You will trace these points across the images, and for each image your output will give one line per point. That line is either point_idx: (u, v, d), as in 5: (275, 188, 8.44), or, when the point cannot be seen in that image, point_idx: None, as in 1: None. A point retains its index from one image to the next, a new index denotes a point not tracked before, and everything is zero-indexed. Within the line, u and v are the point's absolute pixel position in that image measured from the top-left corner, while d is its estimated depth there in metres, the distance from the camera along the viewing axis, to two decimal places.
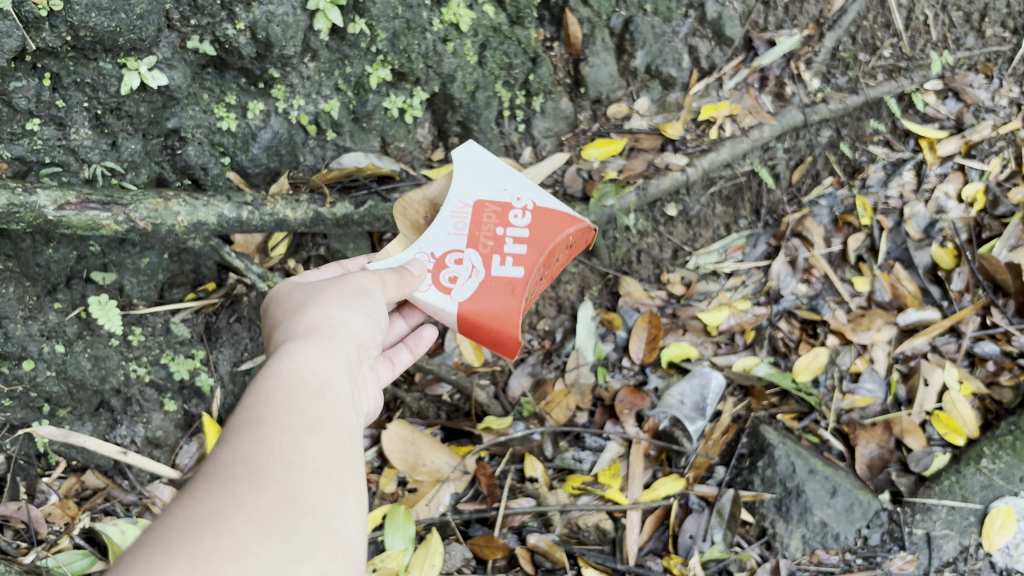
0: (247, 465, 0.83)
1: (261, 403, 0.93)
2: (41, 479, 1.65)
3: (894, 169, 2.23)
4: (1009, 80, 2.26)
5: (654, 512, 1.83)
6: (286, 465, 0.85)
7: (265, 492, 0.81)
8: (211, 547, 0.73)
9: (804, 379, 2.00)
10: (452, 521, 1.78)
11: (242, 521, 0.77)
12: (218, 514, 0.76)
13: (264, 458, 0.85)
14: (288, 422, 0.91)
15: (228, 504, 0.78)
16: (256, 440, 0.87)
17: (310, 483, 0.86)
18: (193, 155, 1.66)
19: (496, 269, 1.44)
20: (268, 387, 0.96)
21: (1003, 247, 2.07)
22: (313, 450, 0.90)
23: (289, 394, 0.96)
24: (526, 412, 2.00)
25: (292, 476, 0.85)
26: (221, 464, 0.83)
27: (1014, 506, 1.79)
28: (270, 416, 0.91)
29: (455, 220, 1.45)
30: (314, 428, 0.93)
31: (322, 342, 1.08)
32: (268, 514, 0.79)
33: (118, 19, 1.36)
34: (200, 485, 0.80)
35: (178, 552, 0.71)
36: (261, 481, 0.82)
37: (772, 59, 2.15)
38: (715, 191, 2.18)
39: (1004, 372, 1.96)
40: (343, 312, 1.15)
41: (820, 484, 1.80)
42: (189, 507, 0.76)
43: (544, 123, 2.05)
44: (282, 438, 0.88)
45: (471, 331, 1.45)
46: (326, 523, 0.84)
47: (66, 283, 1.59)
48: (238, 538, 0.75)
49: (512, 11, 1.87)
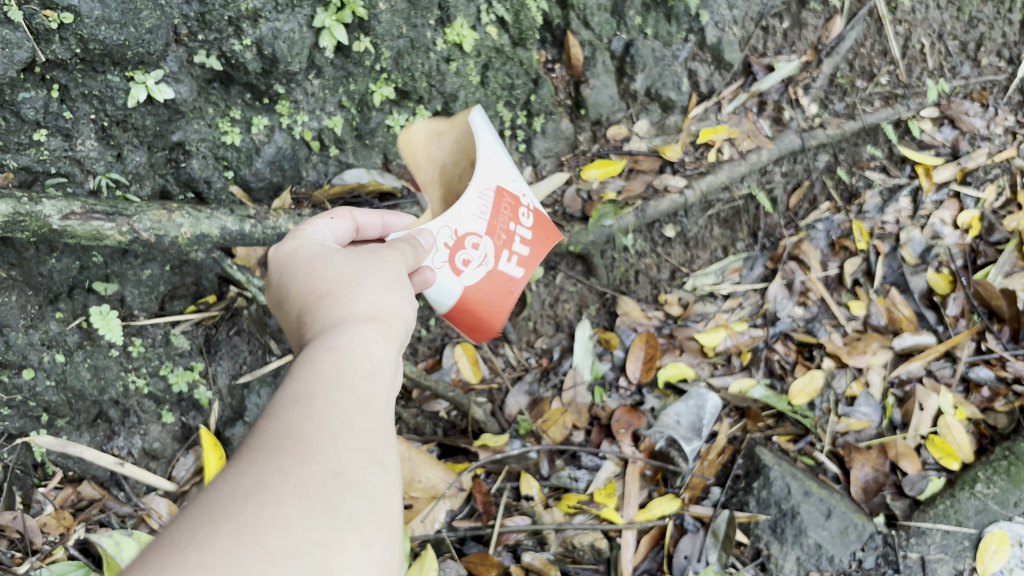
0: (294, 436, 0.74)
1: (311, 374, 0.83)
2: (36, 489, 1.65)
3: (890, 196, 2.24)
4: (1004, 110, 2.29)
5: (648, 532, 1.82)
6: (333, 438, 0.76)
7: (311, 464, 0.72)
8: (253, 519, 0.65)
9: (800, 402, 2.01)
10: (447, 538, 1.77)
11: (285, 491, 0.69)
12: (260, 486, 0.68)
13: (313, 430, 0.76)
14: (339, 395, 0.81)
15: (273, 475, 0.69)
16: (304, 410, 0.77)
17: (358, 457, 0.77)
18: (197, 168, 1.67)
19: (502, 264, 1.53)
20: (319, 359, 0.85)
21: (998, 274, 2.10)
22: (363, 428, 0.81)
23: (343, 368, 0.85)
24: (522, 429, 1.99)
25: (340, 450, 0.76)
26: (264, 436, 0.74)
27: (1008, 531, 1.80)
28: (322, 388, 0.81)
29: (483, 201, 1.45)
30: (365, 405, 0.83)
31: (380, 325, 0.95)
32: (315, 486, 0.71)
33: (127, 33, 1.38)
34: (245, 457, 0.71)
35: (220, 523, 0.64)
36: (309, 452, 0.73)
37: (770, 83, 2.19)
38: (713, 214, 2.21)
39: (999, 398, 1.97)
40: (397, 293, 1.02)
41: (815, 506, 1.80)
42: (230, 477, 0.69)
43: (545, 143, 2.08)
44: (333, 411, 0.79)
45: (461, 312, 1.57)
46: (373, 501, 0.76)
47: (68, 293, 1.60)
48: (281, 508, 0.67)
49: (515, 33, 1.90)
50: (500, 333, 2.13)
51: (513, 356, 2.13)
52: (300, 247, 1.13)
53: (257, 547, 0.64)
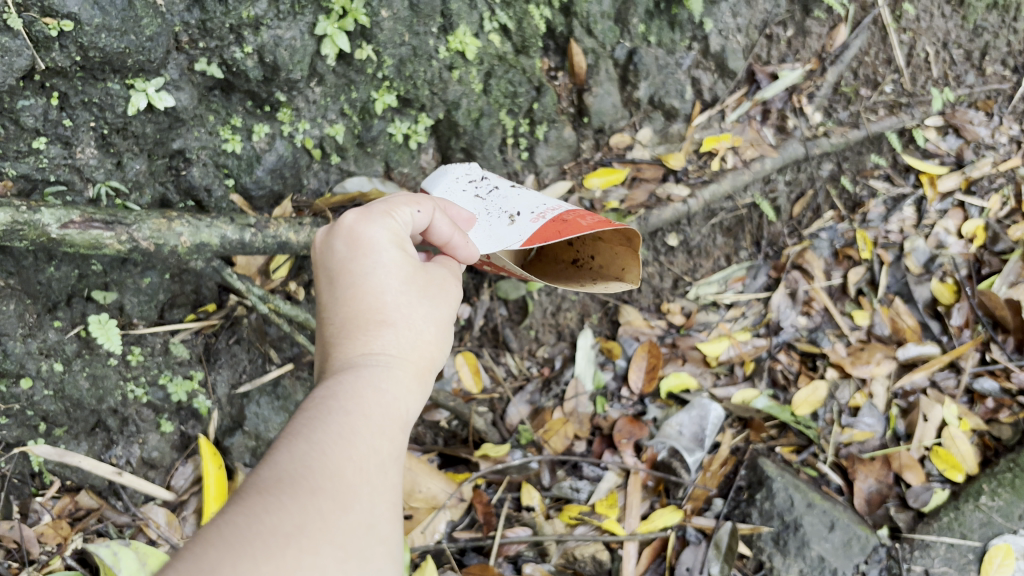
0: (338, 482, 0.85)
1: (360, 419, 0.95)
2: (34, 498, 1.65)
3: (894, 205, 2.24)
4: (1010, 118, 2.28)
5: (650, 544, 1.80)
6: (368, 488, 0.88)
7: (347, 513, 0.84)
8: (293, 566, 0.75)
9: (803, 413, 1.99)
10: (447, 549, 1.76)
11: (325, 542, 0.79)
12: (302, 528, 0.78)
13: (353, 477, 0.88)
14: (378, 445, 0.94)
15: (315, 520, 0.80)
16: (348, 454, 0.89)
17: (383, 509, 0.89)
18: (197, 176, 1.66)
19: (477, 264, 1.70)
20: (369, 401, 0.97)
21: (1003, 283, 2.08)
22: (391, 480, 0.94)
23: (385, 418, 0.98)
24: (523, 439, 1.97)
25: (372, 502, 0.88)
26: (312, 472, 0.84)
27: (1012, 544, 1.78)
28: (365, 434, 0.93)
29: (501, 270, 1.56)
30: (394, 457, 0.96)
31: (420, 380, 1.08)
32: (347, 538, 0.82)
33: (127, 41, 1.38)
34: (292, 488, 0.81)
35: (262, 564, 0.73)
36: (348, 501, 0.85)
37: (774, 92, 2.18)
38: (716, 223, 2.18)
39: (1003, 409, 1.96)
40: (442, 346, 1.15)
41: (818, 518, 1.79)
42: (276, 510, 0.78)
43: (547, 152, 2.05)
44: (372, 460, 0.91)
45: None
46: (388, 556, 0.88)
47: (67, 301, 1.58)
48: (317, 556, 0.78)
49: (518, 41, 1.89)
50: (502, 342, 2.12)
51: (515, 365, 2.12)
52: (379, 234, 1.13)
53: None
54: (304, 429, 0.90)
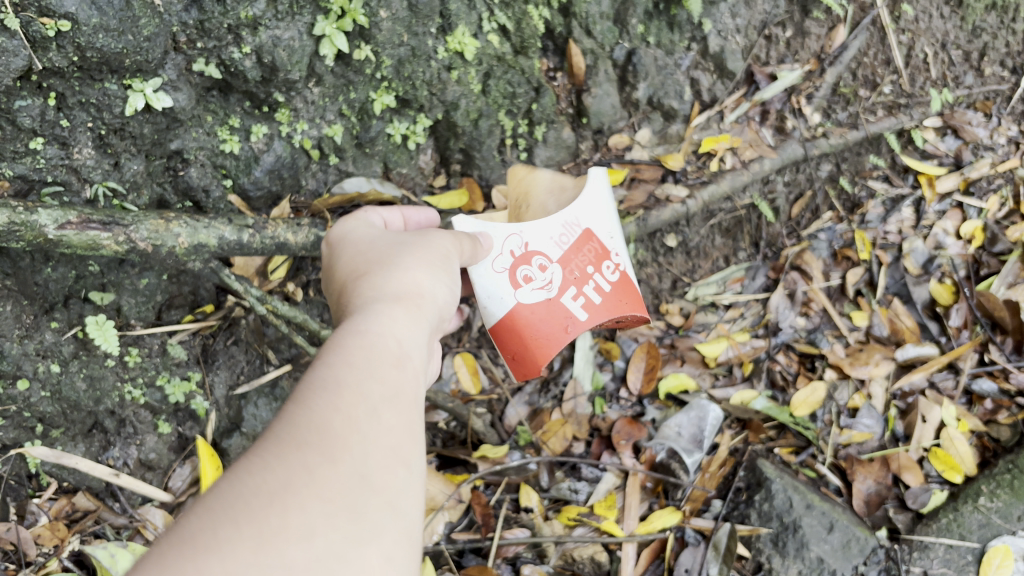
0: (325, 434, 0.81)
1: (345, 366, 0.91)
2: (30, 500, 1.64)
3: (893, 205, 2.24)
4: (1008, 119, 2.27)
5: (649, 545, 1.80)
6: (360, 438, 0.83)
7: (337, 466, 0.79)
8: (279, 526, 0.71)
9: (801, 414, 1.99)
10: (446, 550, 1.77)
11: (313, 497, 0.75)
12: (286, 487, 0.74)
13: (342, 428, 0.83)
14: (367, 389, 0.89)
15: (301, 476, 0.76)
16: (335, 404, 0.84)
17: (383, 458, 0.84)
18: (195, 176, 1.66)
19: (567, 298, 1.44)
20: (353, 349, 0.94)
21: (1001, 284, 2.09)
22: (389, 423, 0.88)
23: (374, 362, 0.94)
24: (522, 440, 1.98)
25: (366, 452, 0.82)
26: (296, 430, 0.80)
27: (1012, 545, 1.78)
28: (352, 379, 0.89)
29: (564, 231, 1.45)
30: (393, 397, 0.91)
31: (409, 310, 1.06)
32: (338, 491, 0.77)
33: (125, 41, 1.37)
34: (276, 449, 0.78)
35: (243, 528, 0.69)
36: (337, 454, 0.80)
37: (773, 92, 2.18)
38: (715, 224, 2.19)
39: (1001, 410, 1.96)
40: (429, 280, 1.15)
41: (817, 519, 1.78)
42: (259, 474, 0.75)
43: (546, 152, 2.05)
44: (362, 406, 0.86)
45: (507, 334, 1.46)
46: (394, 506, 0.82)
47: (64, 302, 1.58)
48: (306, 512, 0.73)
49: (516, 42, 1.89)
50: None
51: None
52: (354, 227, 1.33)
53: (283, 552, 0.69)
54: (292, 392, 0.87)
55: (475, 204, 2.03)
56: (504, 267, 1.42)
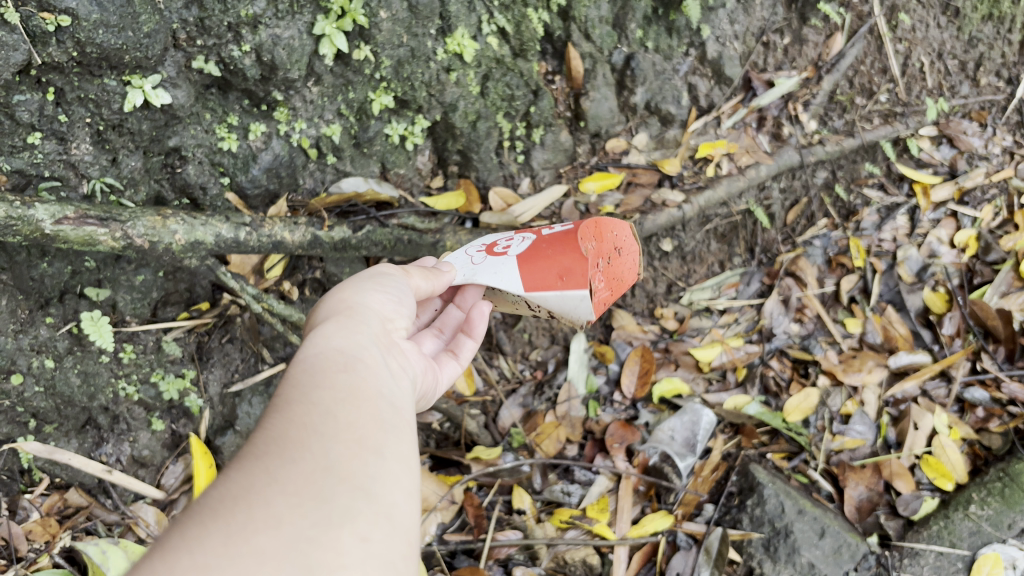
0: (280, 442, 0.81)
1: (291, 387, 0.91)
2: (22, 495, 1.66)
3: (888, 213, 2.24)
4: (1003, 129, 2.30)
5: (641, 549, 1.81)
6: (318, 435, 0.83)
7: (299, 463, 0.79)
8: (244, 520, 0.71)
9: (795, 420, 2.00)
10: (437, 552, 1.77)
11: (276, 493, 0.74)
12: (251, 489, 0.74)
13: (300, 434, 0.83)
14: (317, 397, 0.89)
15: (262, 479, 0.76)
16: (287, 419, 0.85)
17: (345, 450, 0.83)
18: (192, 174, 1.66)
19: (546, 232, 1.46)
20: (299, 373, 0.94)
21: (994, 294, 2.10)
22: (348, 420, 0.88)
23: (320, 373, 0.93)
24: (515, 443, 1.99)
25: (326, 446, 0.82)
26: (253, 446, 0.81)
27: (1002, 553, 1.78)
28: (299, 395, 0.89)
29: (501, 231, 1.55)
30: (347, 399, 0.91)
31: (344, 321, 1.06)
32: (303, 484, 0.77)
33: (124, 37, 1.37)
34: (237, 466, 0.78)
35: (209, 529, 0.69)
36: (296, 454, 0.80)
37: (770, 100, 2.18)
38: (711, 229, 2.19)
39: (993, 418, 1.97)
40: (363, 293, 1.15)
41: (809, 525, 1.77)
42: (221, 487, 0.75)
43: (543, 155, 2.07)
44: (315, 412, 0.86)
45: (540, 277, 1.39)
46: (368, 491, 0.81)
47: (59, 297, 1.57)
48: (271, 506, 0.73)
49: (516, 44, 1.89)
50: (495, 344, 2.12)
51: (508, 367, 2.13)
52: None
53: (250, 542, 0.69)
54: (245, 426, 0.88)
55: (473, 206, 2.04)
56: (482, 257, 1.45)
